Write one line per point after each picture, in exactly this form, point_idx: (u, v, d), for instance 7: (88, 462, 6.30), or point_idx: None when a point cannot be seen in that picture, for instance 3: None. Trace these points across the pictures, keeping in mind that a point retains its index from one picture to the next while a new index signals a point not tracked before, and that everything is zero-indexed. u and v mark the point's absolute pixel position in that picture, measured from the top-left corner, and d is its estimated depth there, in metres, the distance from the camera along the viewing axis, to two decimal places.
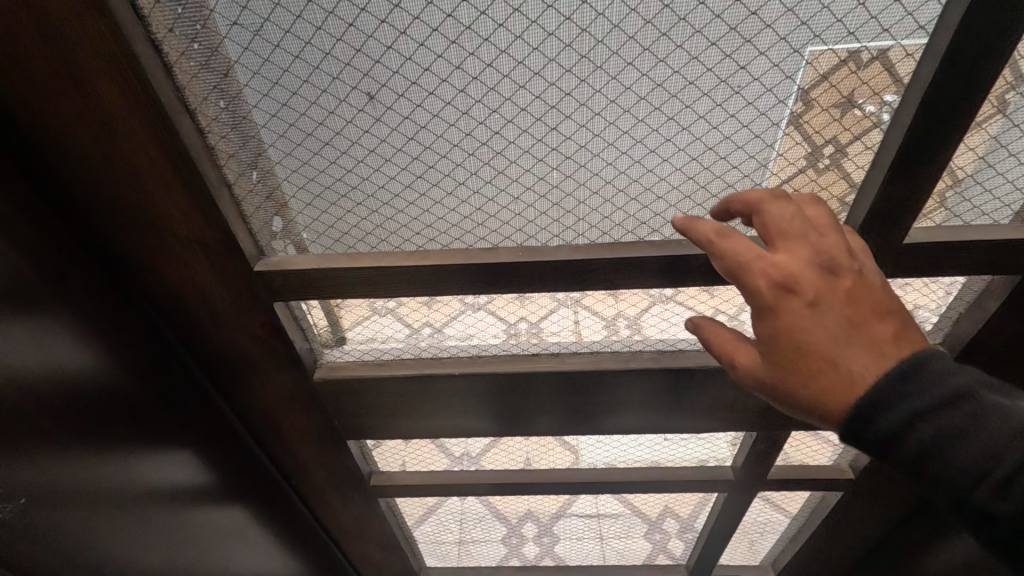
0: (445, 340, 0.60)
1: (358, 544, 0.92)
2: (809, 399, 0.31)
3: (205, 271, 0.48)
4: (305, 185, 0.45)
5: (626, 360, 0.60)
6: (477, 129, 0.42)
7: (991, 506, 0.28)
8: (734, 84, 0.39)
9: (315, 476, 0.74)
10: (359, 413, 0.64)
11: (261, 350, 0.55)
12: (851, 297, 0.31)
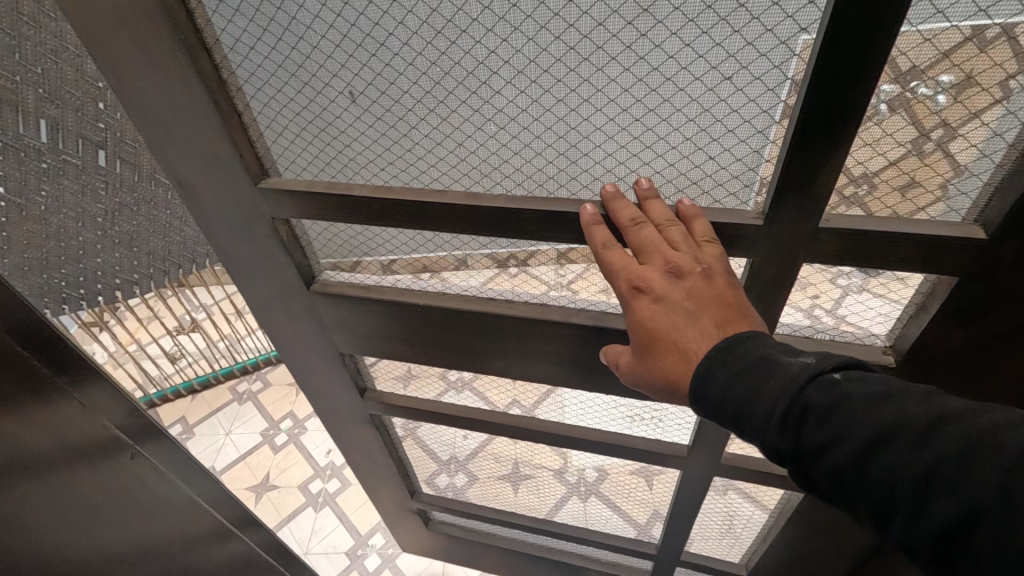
0: (414, 264, 0.67)
1: (357, 452, 1.02)
2: (668, 375, 0.45)
3: (224, 186, 0.58)
4: (295, 115, 0.54)
5: (564, 316, 0.64)
6: (422, 79, 0.49)
7: (777, 442, 0.38)
8: (637, 50, 0.44)
9: (321, 376, 0.85)
10: (349, 325, 0.73)
11: (269, 260, 0.66)
12: (694, 289, 0.44)
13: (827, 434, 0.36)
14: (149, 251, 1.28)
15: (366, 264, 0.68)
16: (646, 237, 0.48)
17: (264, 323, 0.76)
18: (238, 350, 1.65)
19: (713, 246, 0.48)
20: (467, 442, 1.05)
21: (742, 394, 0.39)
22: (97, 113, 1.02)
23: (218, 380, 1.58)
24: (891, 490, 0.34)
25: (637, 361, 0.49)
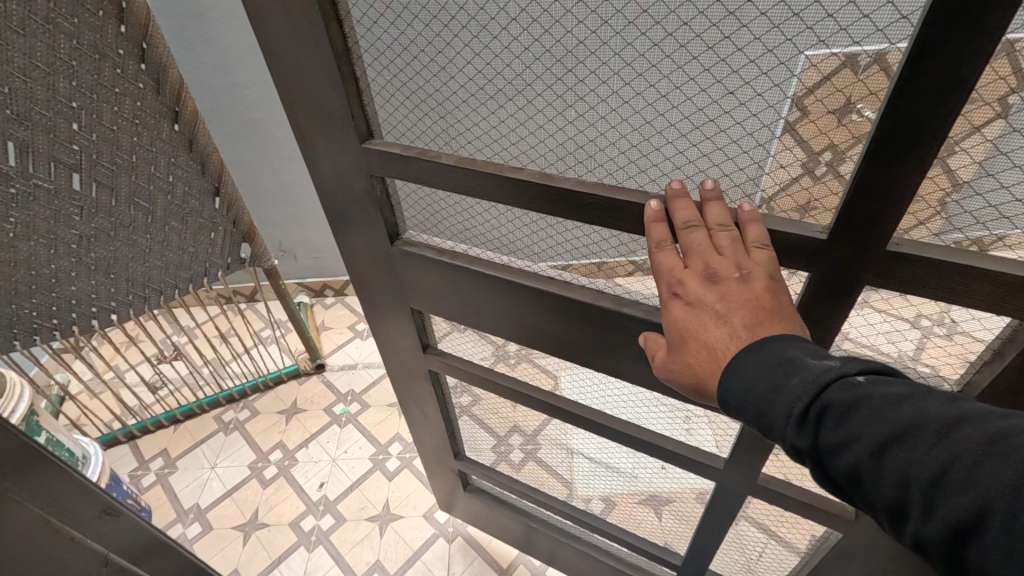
0: (488, 234, 0.68)
1: (413, 406, 1.06)
2: (697, 372, 0.47)
3: (335, 144, 0.63)
4: (401, 81, 0.58)
5: (616, 304, 0.63)
6: (514, 62, 0.51)
7: (795, 439, 0.39)
8: (720, 52, 0.43)
9: (393, 326, 0.89)
10: (421, 284, 0.77)
11: (361, 212, 0.71)
12: (729, 292, 0.45)
13: (843, 433, 0.37)
14: (128, 277, 1.18)
15: (443, 226, 0.71)
16: (693, 243, 0.48)
17: (351, 266, 0.82)
18: (223, 379, 1.57)
19: (762, 250, 0.47)
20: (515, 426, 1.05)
21: (762, 391, 0.41)
22: (71, 134, 0.95)
23: (202, 410, 1.49)
24: (903, 488, 0.35)
25: (668, 355, 0.51)
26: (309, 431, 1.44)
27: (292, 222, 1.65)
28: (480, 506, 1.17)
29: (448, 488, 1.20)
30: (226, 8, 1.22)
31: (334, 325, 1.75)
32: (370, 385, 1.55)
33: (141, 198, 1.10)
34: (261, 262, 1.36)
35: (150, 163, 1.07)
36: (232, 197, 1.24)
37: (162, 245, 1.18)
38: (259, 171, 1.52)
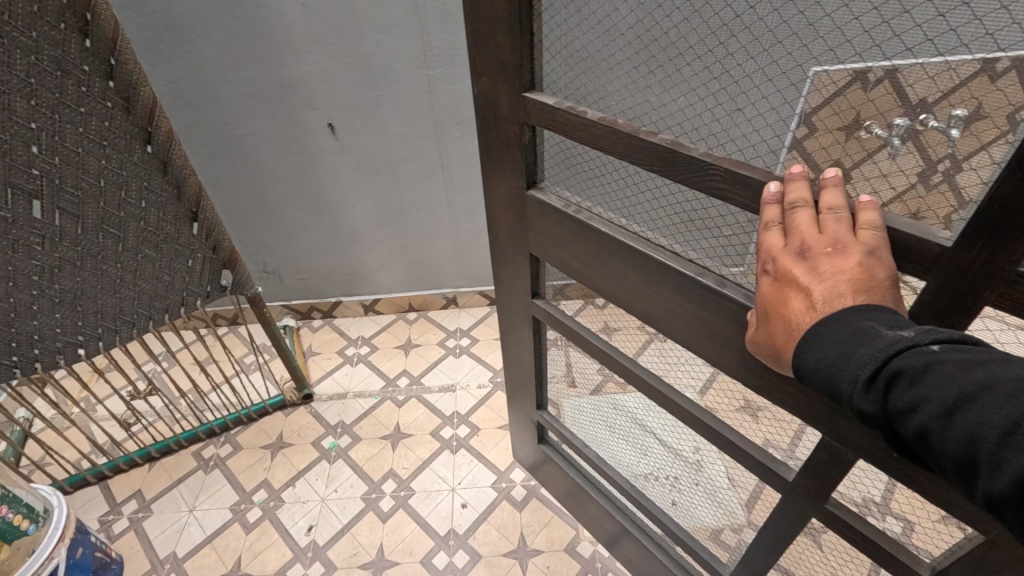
0: (617, 195, 0.66)
1: (512, 351, 1.06)
2: (783, 346, 0.44)
3: (502, 92, 0.66)
4: (569, 38, 0.58)
5: (718, 283, 0.58)
6: (671, 30, 0.50)
7: (860, 401, 0.35)
8: (875, 38, 0.39)
9: (512, 267, 0.89)
10: (541, 232, 0.76)
11: (507, 153, 0.72)
12: (819, 266, 0.41)
13: (911, 400, 0.32)
14: (98, 309, 1.07)
15: (577, 180, 0.70)
16: (796, 221, 0.44)
17: (489, 203, 0.82)
18: (200, 413, 1.47)
19: (870, 231, 0.42)
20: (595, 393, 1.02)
21: (831, 359, 0.37)
22: (29, 158, 0.85)
23: (179, 446, 1.38)
24: (973, 446, 0.31)
25: (761, 333, 0.48)
26: (296, 468, 1.35)
27: (278, 244, 1.56)
28: (547, 463, 1.18)
29: (525, 440, 1.21)
30: (206, 18, 1.13)
31: (322, 349, 1.67)
32: (361, 417, 1.46)
33: (110, 225, 1.01)
34: (245, 290, 1.27)
35: (120, 188, 0.98)
36: (213, 222, 1.16)
37: (135, 274, 1.09)
38: (242, 190, 1.43)
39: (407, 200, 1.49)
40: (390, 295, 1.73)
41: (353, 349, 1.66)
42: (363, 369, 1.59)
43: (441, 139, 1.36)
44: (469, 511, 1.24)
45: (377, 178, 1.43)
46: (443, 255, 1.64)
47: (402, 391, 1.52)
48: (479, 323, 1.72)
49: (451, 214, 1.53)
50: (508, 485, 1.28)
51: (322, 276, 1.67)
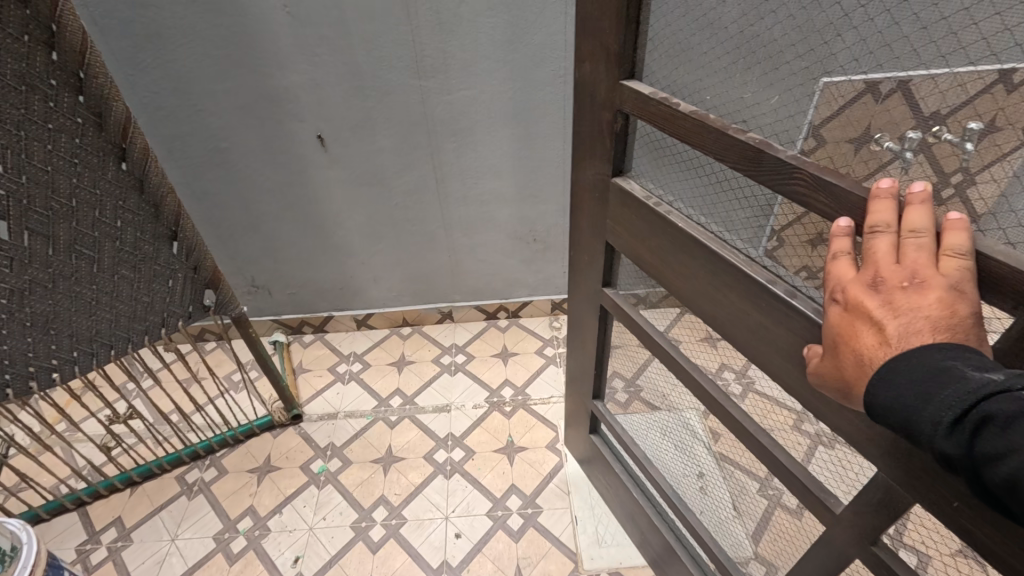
0: (702, 192, 0.63)
1: (579, 335, 1.06)
2: (849, 380, 0.41)
3: (601, 79, 0.65)
4: (676, 29, 0.57)
5: (788, 293, 0.54)
6: (779, 27, 0.49)
7: (941, 443, 0.32)
8: (992, 46, 0.36)
9: (587, 254, 0.87)
10: (621, 223, 0.75)
11: (597, 140, 0.71)
12: (895, 299, 0.38)
13: (1000, 447, 0.30)
14: (71, 332, 1.01)
15: (663, 174, 0.68)
16: (873, 248, 0.41)
17: (576, 188, 0.82)
18: (185, 433, 1.41)
19: (955, 260, 0.38)
20: (652, 391, 1.02)
21: (908, 397, 0.34)
22: None
23: (162, 470, 1.33)
24: None
25: (823, 361, 0.45)
26: (283, 493, 1.30)
27: (266, 257, 1.51)
28: (594, 452, 1.18)
29: (579, 427, 1.22)
30: (188, 27, 1.08)
31: (312, 366, 1.62)
32: (351, 438, 1.41)
33: (85, 245, 0.95)
34: (229, 309, 1.22)
35: (95, 207, 0.93)
36: (193, 241, 1.10)
37: (112, 296, 1.03)
38: (228, 203, 1.37)
39: (400, 215, 1.44)
40: (383, 310, 1.68)
41: (345, 366, 1.61)
42: (355, 388, 1.54)
43: (435, 152, 1.31)
44: (462, 542, 1.18)
45: (369, 191, 1.38)
46: (437, 269, 1.58)
47: (395, 411, 1.47)
48: (473, 339, 1.67)
49: (446, 229, 1.48)
50: (504, 513, 1.23)
51: (312, 290, 1.61)
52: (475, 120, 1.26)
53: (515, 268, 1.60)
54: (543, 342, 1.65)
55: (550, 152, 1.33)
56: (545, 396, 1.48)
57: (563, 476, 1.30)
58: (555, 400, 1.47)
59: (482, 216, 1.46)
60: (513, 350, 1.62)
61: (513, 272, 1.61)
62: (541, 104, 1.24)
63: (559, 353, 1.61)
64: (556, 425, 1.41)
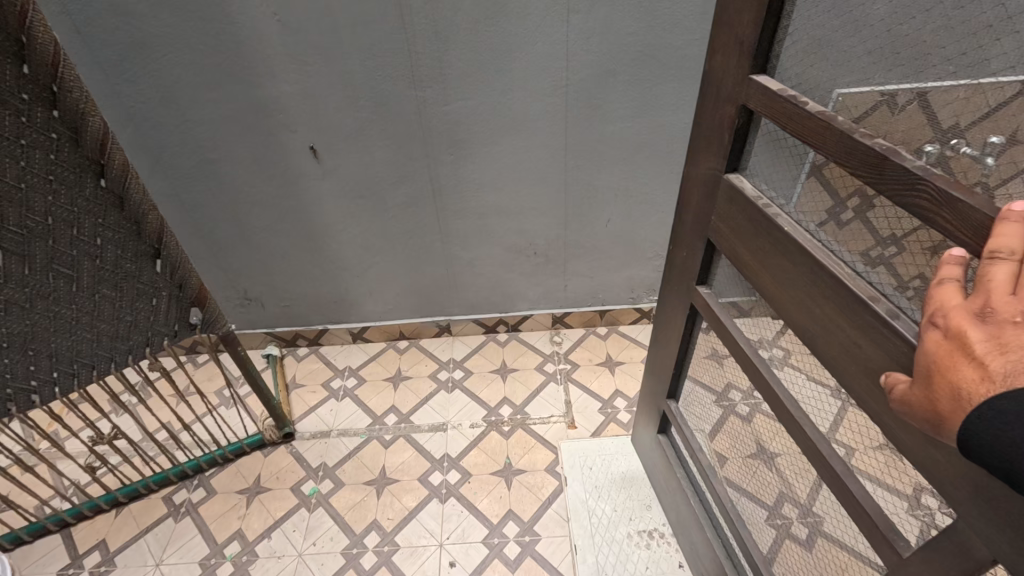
0: (818, 198, 0.58)
1: (665, 333, 1.03)
2: (939, 413, 0.37)
3: (729, 72, 0.62)
4: (817, 24, 0.53)
5: (888, 314, 0.49)
6: (928, 27, 0.43)
7: None
8: None
9: (687, 248, 0.85)
10: (725, 222, 0.71)
11: (716, 134, 0.69)
12: (1006, 337, 0.32)
13: None
14: (51, 353, 0.97)
15: (778, 174, 0.63)
16: (987, 276, 0.35)
17: (687, 182, 0.80)
18: (172, 451, 1.37)
19: None
20: (714, 397, 0.97)
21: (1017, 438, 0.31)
22: None
23: (148, 490, 1.29)
24: None
25: (912, 389, 0.41)
26: (273, 517, 1.25)
27: (258, 269, 1.47)
28: (658, 453, 1.16)
29: (648, 425, 1.20)
30: (174, 35, 1.04)
31: (306, 381, 1.57)
32: (344, 458, 1.36)
33: (63, 264, 0.91)
34: (217, 328, 1.17)
35: (71, 226, 0.88)
36: (177, 260, 1.05)
37: (93, 314, 0.99)
38: (220, 217, 1.34)
39: (396, 227, 1.40)
40: (379, 322, 1.63)
41: (339, 381, 1.56)
42: (349, 405, 1.50)
43: (432, 164, 1.27)
44: (456, 571, 1.14)
45: (365, 204, 1.34)
46: (435, 282, 1.54)
47: (390, 430, 1.42)
48: (473, 353, 1.63)
49: (444, 240, 1.43)
50: (500, 541, 1.19)
51: (306, 303, 1.57)
52: (473, 130, 1.21)
53: (515, 280, 1.55)
54: (544, 358, 1.60)
55: (552, 164, 1.29)
56: (544, 416, 1.43)
57: (562, 501, 1.25)
58: (555, 420, 1.43)
59: (480, 229, 1.41)
60: (512, 366, 1.57)
61: (513, 285, 1.57)
62: (542, 115, 1.19)
63: (559, 370, 1.56)
64: (556, 446, 1.37)
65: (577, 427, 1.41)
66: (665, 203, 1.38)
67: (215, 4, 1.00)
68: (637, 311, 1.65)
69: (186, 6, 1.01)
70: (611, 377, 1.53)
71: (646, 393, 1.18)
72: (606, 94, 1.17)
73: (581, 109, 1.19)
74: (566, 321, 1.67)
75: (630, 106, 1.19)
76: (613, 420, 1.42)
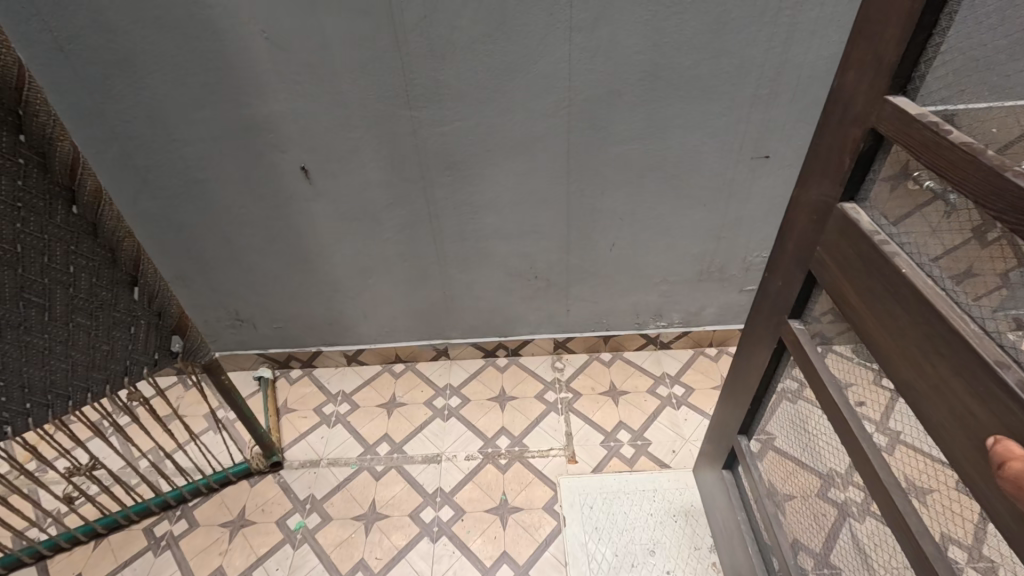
0: (954, 241, 0.52)
1: (743, 366, 0.96)
2: None
3: (861, 91, 0.58)
4: (979, 43, 0.48)
5: (1018, 386, 0.44)
6: None
7: None
8: None
9: (781, 279, 0.79)
10: (830, 254, 0.66)
11: (834, 157, 0.63)
12: None
13: None
14: (23, 384, 0.90)
15: (903, 208, 0.58)
16: None
17: (793, 208, 0.74)
18: (154, 480, 1.31)
19: None
20: (781, 431, 0.91)
21: None
22: None
23: (130, 521, 1.23)
24: None
25: None
26: (256, 552, 1.20)
27: (249, 291, 1.42)
28: (720, 490, 1.10)
29: (713, 462, 1.13)
30: (159, 53, 1.00)
31: (297, 406, 1.52)
32: (333, 490, 1.30)
33: (34, 292, 0.85)
34: (198, 356, 1.13)
35: (42, 253, 0.84)
36: (155, 287, 1.01)
37: (66, 344, 0.93)
38: (210, 239, 1.30)
39: (391, 249, 1.34)
40: (374, 345, 1.58)
41: (331, 407, 1.51)
42: (341, 432, 1.44)
43: (428, 186, 1.22)
44: None
45: (359, 226, 1.29)
46: (432, 305, 1.48)
47: (382, 461, 1.36)
48: (471, 378, 1.57)
49: (440, 263, 1.38)
50: None
51: (299, 325, 1.52)
52: (469, 152, 1.16)
53: (514, 304, 1.49)
54: (544, 386, 1.53)
55: (554, 187, 1.23)
56: (544, 448, 1.37)
57: (560, 544, 1.18)
58: (554, 453, 1.36)
59: (477, 253, 1.36)
60: (511, 394, 1.51)
61: (514, 308, 1.50)
62: (545, 136, 1.14)
63: (561, 399, 1.49)
64: (555, 481, 1.30)
65: (578, 462, 1.34)
66: (673, 227, 1.32)
67: (200, 21, 0.96)
68: (642, 337, 1.58)
69: (171, 23, 0.96)
70: (614, 408, 1.45)
71: (714, 422, 1.11)
72: (611, 115, 1.11)
73: (585, 130, 1.13)
74: (569, 346, 1.60)
75: (637, 127, 1.13)
76: (616, 455, 1.35)
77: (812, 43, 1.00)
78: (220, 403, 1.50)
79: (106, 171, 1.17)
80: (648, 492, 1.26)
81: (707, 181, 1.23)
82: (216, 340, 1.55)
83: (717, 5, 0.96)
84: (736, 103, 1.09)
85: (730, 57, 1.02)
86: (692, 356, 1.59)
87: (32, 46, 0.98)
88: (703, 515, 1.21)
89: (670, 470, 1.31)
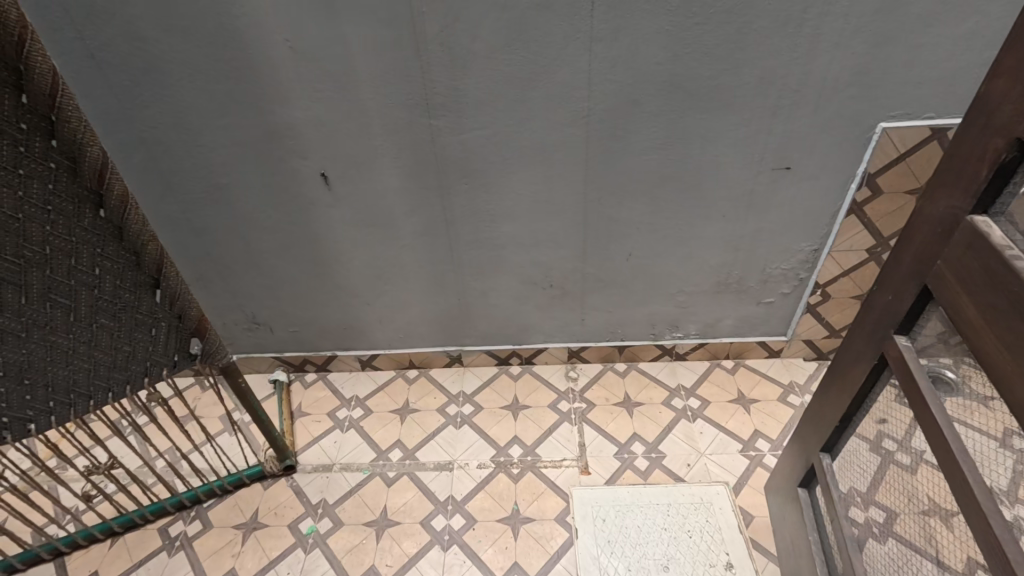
0: None
1: (834, 382, 0.92)
2: None
3: (1008, 101, 0.56)
4: None
5: None
6: None
7: None
8: None
9: (890, 294, 0.77)
10: (954, 268, 0.64)
11: (969, 168, 0.62)
12: None
13: None
14: (47, 383, 0.92)
15: None
16: None
17: (915, 219, 0.72)
18: (170, 480, 1.33)
19: None
20: (872, 453, 0.88)
21: None
22: None
23: (145, 520, 1.25)
24: None
25: None
26: (268, 556, 1.20)
27: (267, 295, 1.44)
28: (794, 510, 1.06)
29: (788, 479, 1.09)
30: (187, 61, 1.02)
31: (311, 410, 1.53)
32: (345, 496, 1.30)
33: (60, 294, 0.87)
34: (216, 358, 1.14)
35: (69, 255, 0.85)
36: (176, 289, 1.03)
37: (89, 345, 0.95)
38: (229, 242, 1.32)
39: (408, 256, 1.35)
40: (389, 350, 1.58)
41: (345, 412, 1.51)
42: (354, 437, 1.44)
43: (446, 194, 1.22)
44: None
45: (376, 232, 1.30)
46: (447, 312, 1.48)
47: (394, 467, 1.36)
48: (484, 386, 1.56)
49: (456, 270, 1.38)
50: None
51: (315, 329, 1.53)
52: (488, 161, 1.16)
53: (529, 313, 1.49)
54: (557, 395, 1.52)
55: (571, 197, 1.23)
56: (556, 459, 1.36)
57: (573, 556, 1.17)
58: (567, 463, 1.34)
59: (493, 261, 1.36)
60: (525, 403, 1.50)
61: (528, 317, 1.50)
62: (561, 145, 1.14)
63: (574, 409, 1.48)
64: (567, 493, 1.29)
65: (591, 474, 1.32)
66: (691, 238, 1.31)
67: (227, 31, 0.98)
68: (658, 348, 1.57)
69: (198, 32, 0.98)
70: (629, 419, 1.44)
71: (795, 441, 1.07)
72: (629, 125, 1.10)
73: (602, 139, 1.13)
74: (583, 355, 1.59)
75: (654, 137, 1.12)
76: (629, 468, 1.33)
77: (836, 54, 0.99)
78: (235, 406, 1.51)
79: (133, 175, 1.19)
80: (662, 506, 1.25)
81: (726, 192, 1.22)
82: (233, 343, 1.57)
83: (740, 16, 0.95)
84: (757, 114, 1.08)
85: (751, 68, 1.01)
86: (708, 369, 1.57)
87: (65, 54, 1.01)
88: (720, 532, 1.19)
89: (684, 483, 1.29)
